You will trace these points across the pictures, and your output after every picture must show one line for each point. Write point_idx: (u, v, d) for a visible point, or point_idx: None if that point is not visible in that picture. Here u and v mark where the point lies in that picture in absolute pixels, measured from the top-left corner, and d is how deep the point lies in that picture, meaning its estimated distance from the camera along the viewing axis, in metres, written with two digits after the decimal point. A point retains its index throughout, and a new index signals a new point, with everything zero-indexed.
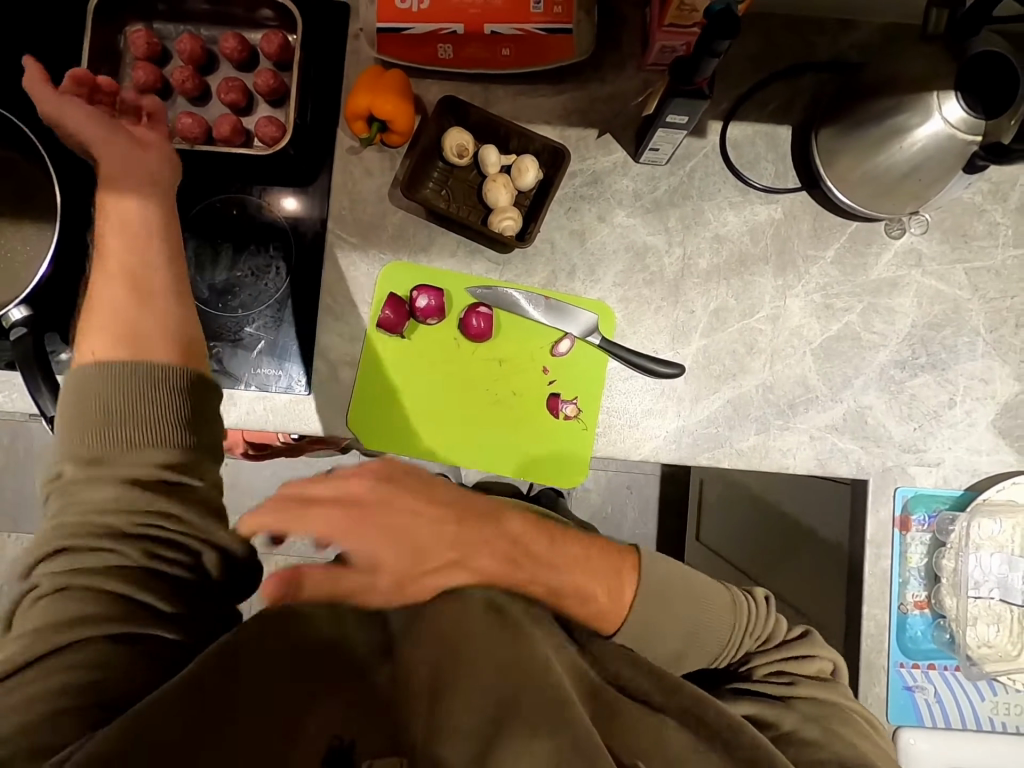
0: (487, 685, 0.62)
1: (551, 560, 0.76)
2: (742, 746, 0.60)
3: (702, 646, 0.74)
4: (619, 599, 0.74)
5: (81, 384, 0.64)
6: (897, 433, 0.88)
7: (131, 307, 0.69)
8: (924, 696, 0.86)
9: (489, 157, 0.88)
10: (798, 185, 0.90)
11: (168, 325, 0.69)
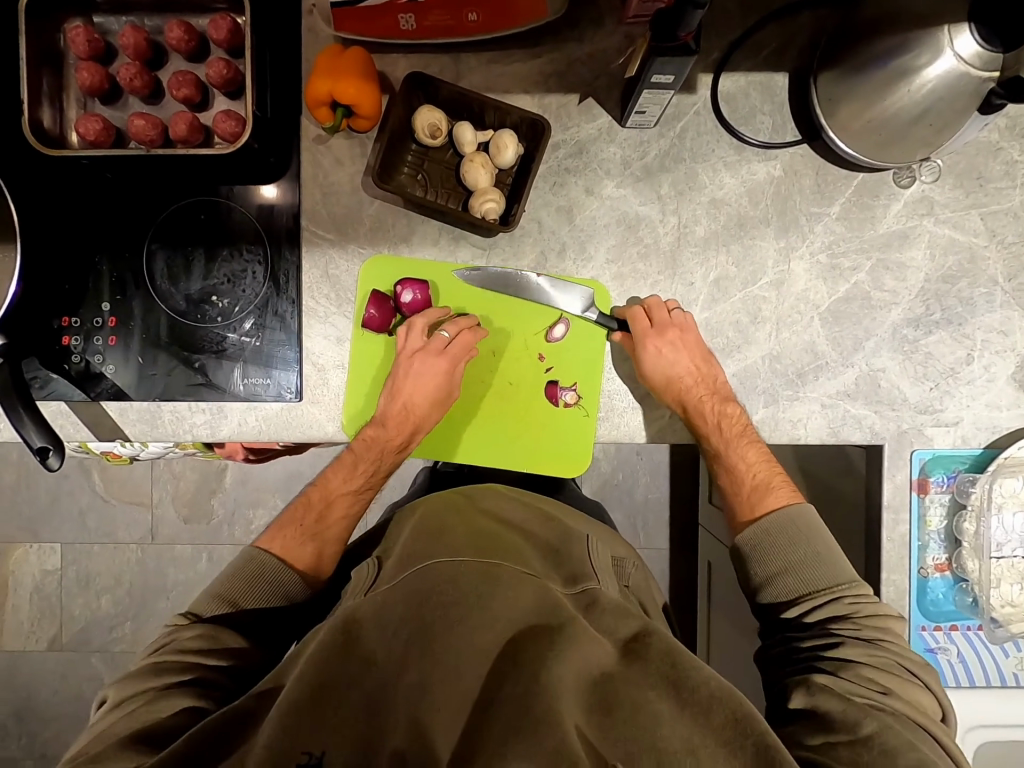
0: (457, 636, 0.58)
1: (732, 451, 0.85)
2: (718, 710, 0.55)
3: (791, 585, 0.80)
4: (759, 500, 0.86)
5: (249, 564, 0.82)
6: (912, 395, 0.85)
7: (348, 491, 0.88)
8: (946, 657, 0.86)
9: (464, 135, 0.82)
10: (798, 137, 0.84)
11: (352, 508, 0.89)
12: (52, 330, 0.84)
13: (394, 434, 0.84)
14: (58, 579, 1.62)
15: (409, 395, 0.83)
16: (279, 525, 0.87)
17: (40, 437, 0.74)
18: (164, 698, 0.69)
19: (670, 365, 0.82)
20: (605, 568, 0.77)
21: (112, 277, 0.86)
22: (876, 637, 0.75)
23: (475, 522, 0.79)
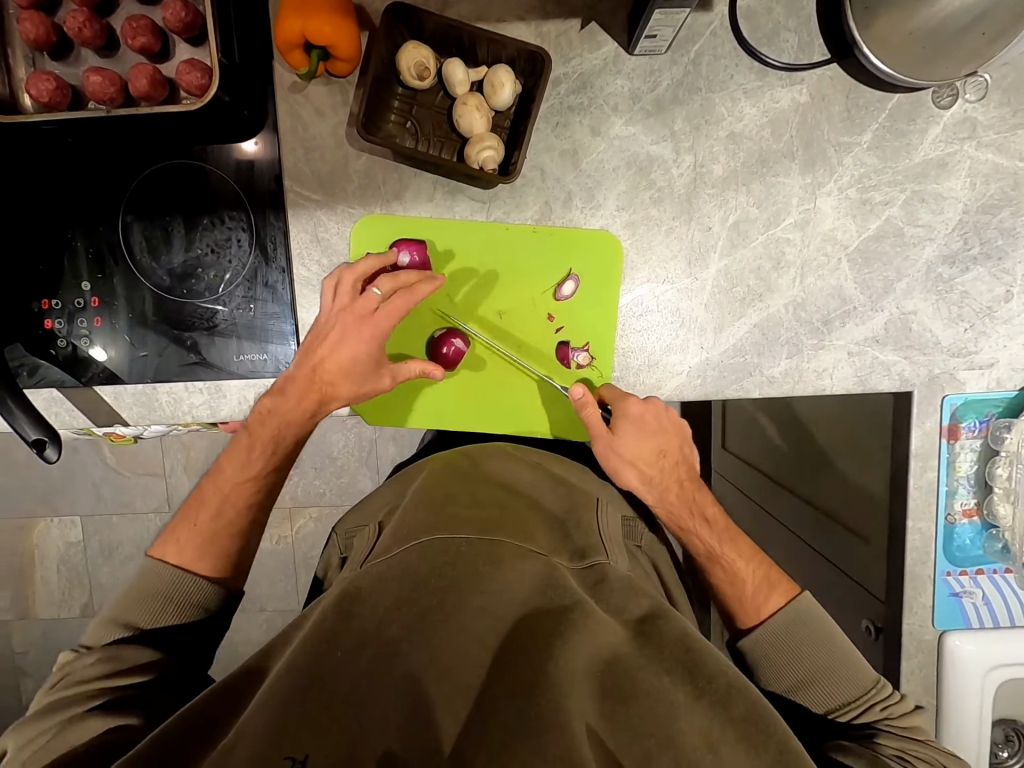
0: (457, 623, 0.57)
1: (719, 545, 0.76)
2: (737, 701, 0.53)
3: (815, 695, 0.71)
4: (762, 603, 0.74)
5: (150, 578, 0.71)
6: (944, 338, 0.80)
7: (242, 480, 0.75)
8: (971, 601, 0.86)
9: (456, 74, 0.74)
10: (826, 56, 0.75)
11: (252, 497, 0.75)
12: (32, 314, 0.79)
13: (296, 400, 0.74)
14: (81, 551, 1.64)
15: (327, 365, 0.73)
16: (169, 528, 0.75)
17: (35, 429, 0.71)
18: (77, 724, 0.61)
19: (651, 439, 0.78)
20: (615, 542, 0.74)
21: (89, 253, 0.80)
22: (909, 737, 0.68)
23: (478, 486, 0.76)
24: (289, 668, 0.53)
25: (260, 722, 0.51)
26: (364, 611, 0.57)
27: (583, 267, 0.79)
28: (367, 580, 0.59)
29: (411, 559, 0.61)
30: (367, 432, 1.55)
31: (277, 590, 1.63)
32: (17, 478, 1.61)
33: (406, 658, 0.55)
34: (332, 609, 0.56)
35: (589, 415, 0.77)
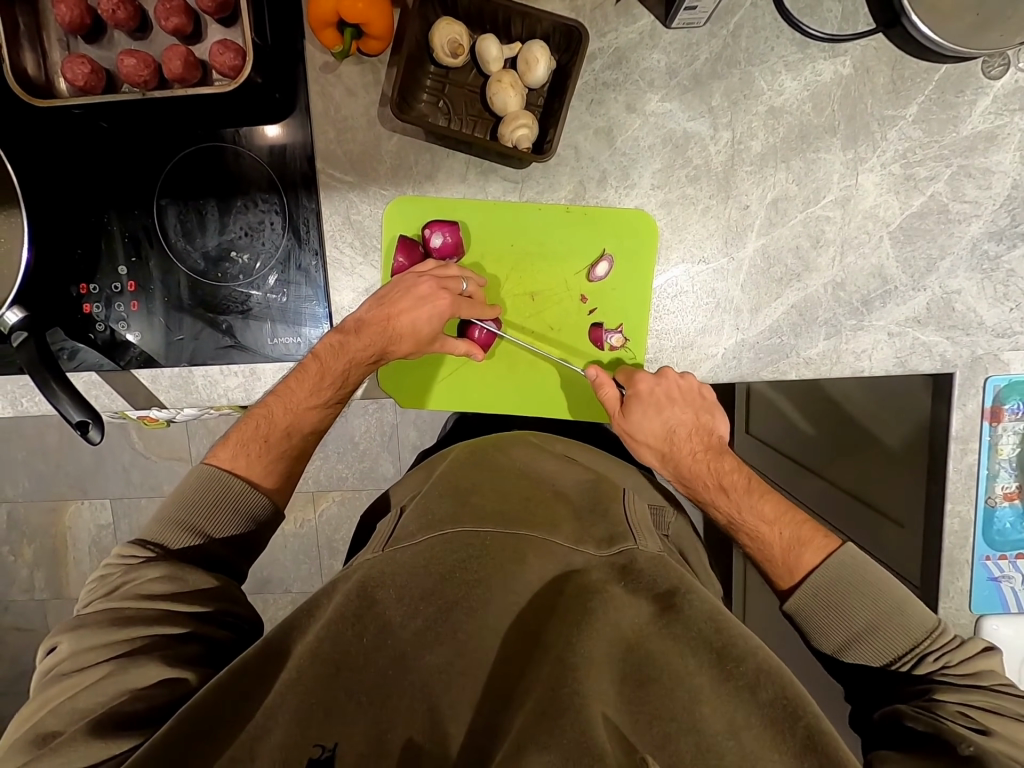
0: (481, 616, 0.57)
1: (744, 510, 0.76)
2: (765, 686, 0.50)
3: (869, 652, 0.66)
4: (796, 562, 0.72)
5: (206, 483, 0.73)
6: (989, 318, 0.78)
7: (308, 407, 0.78)
8: (1010, 585, 0.84)
9: (489, 51, 0.73)
10: (871, 27, 0.73)
11: (316, 421, 0.79)
12: (71, 298, 0.80)
13: (366, 344, 0.77)
14: (112, 533, 1.68)
15: (403, 317, 0.76)
16: (233, 440, 0.77)
17: (78, 411, 0.72)
18: (132, 667, 0.58)
19: (665, 419, 0.78)
20: (643, 526, 0.69)
21: (125, 238, 0.81)
22: (972, 685, 0.62)
23: (498, 472, 0.74)
24: (312, 655, 0.52)
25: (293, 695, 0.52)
26: (388, 602, 0.56)
27: (618, 248, 0.78)
28: (387, 569, 0.58)
29: (433, 549, 0.59)
30: (389, 418, 1.56)
31: (302, 573, 1.66)
32: (51, 462, 1.64)
33: (431, 653, 0.55)
34: (355, 593, 0.55)
35: (607, 393, 0.79)
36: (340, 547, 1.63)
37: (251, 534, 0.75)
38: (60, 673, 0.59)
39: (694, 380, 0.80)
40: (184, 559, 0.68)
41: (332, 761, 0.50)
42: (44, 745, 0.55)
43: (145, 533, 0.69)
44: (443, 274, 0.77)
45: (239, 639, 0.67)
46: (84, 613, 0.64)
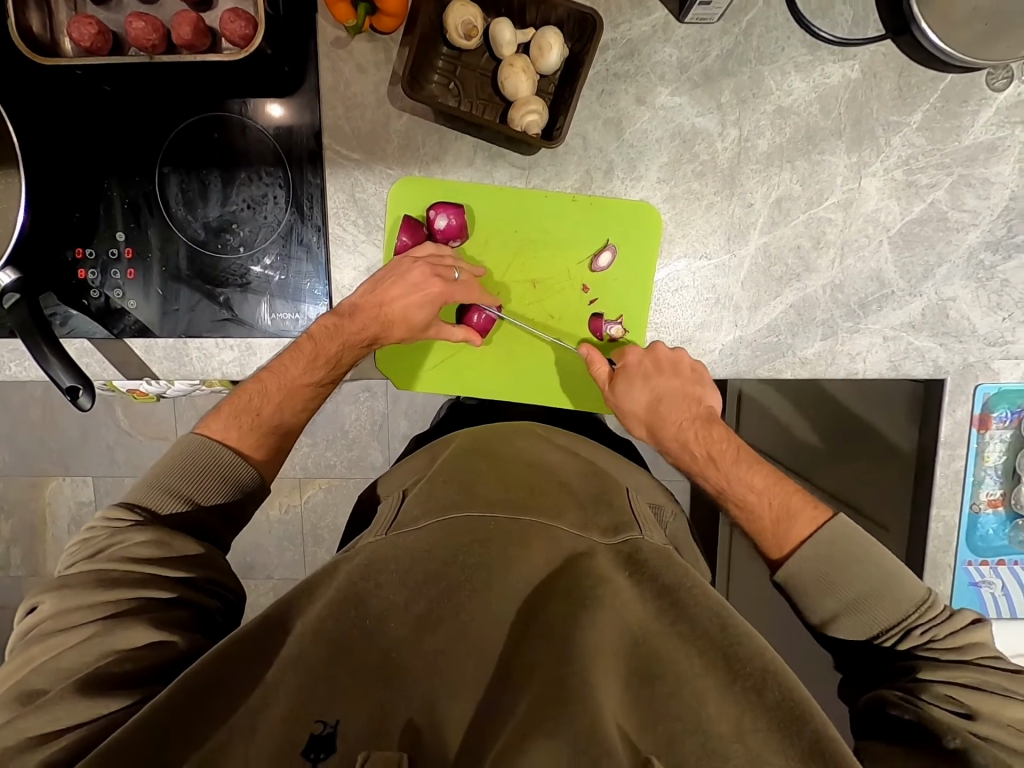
0: (487, 599, 0.59)
1: (732, 479, 0.77)
2: (772, 688, 0.52)
3: (857, 625, 0.67)
4: (785, 532, 0.73)
5: (194, 451, 0.72)
6: (982, 327, 0.80)
7: (301, 385, 0.77)
8: (990, 591, 0.86)
9: (503, 35, 0.73)
10: (881, 32, 0.74)
11: (308, 401, 0.79)
12: (67, 263, 0.79)
13: (361, 328, 0.77)
14: (93, 510, 1.65)
15: (395, 305, 0.76)
16: (224, 410, 0.76)
17: (69, 376, 0.71)
18: (120, 629, 0.58)
19: (655, 390, 0.77)
20: (648, 519, 0.71)
21: (125, 205, 0.80)
22: (959, 662, 0.62)
23: (501, 460, 0.75)
24: (314, 635, 0.54)
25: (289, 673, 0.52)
26: (389, 584, 0.58)
27: (622, 239, 0.79)
28: (393, 549, 0.60)
29: (439, 532, 0.62)
30: (379, 406, 1.55)
31: (284, 559, 1.64)
32: (33, 435, 1.62)
33: (434, 637, 0.56)
34: (359, 573, 0.58)
35: (598, 369, 0.79)
36: (324, 533, 1.62)
37: (235, 502, 0.73)
38: (44, 632, 0.58)
39: (686, 355, 0.79)
40: (173, 524, 0.67)
41: (334, 737, 0.50)
42: (27, 703, 0.54)
43: (132, 497, 0.68)
44: (438, 261, 0.77)
45: (228, 617, 0.67)
46: (68, 572, 0.62)
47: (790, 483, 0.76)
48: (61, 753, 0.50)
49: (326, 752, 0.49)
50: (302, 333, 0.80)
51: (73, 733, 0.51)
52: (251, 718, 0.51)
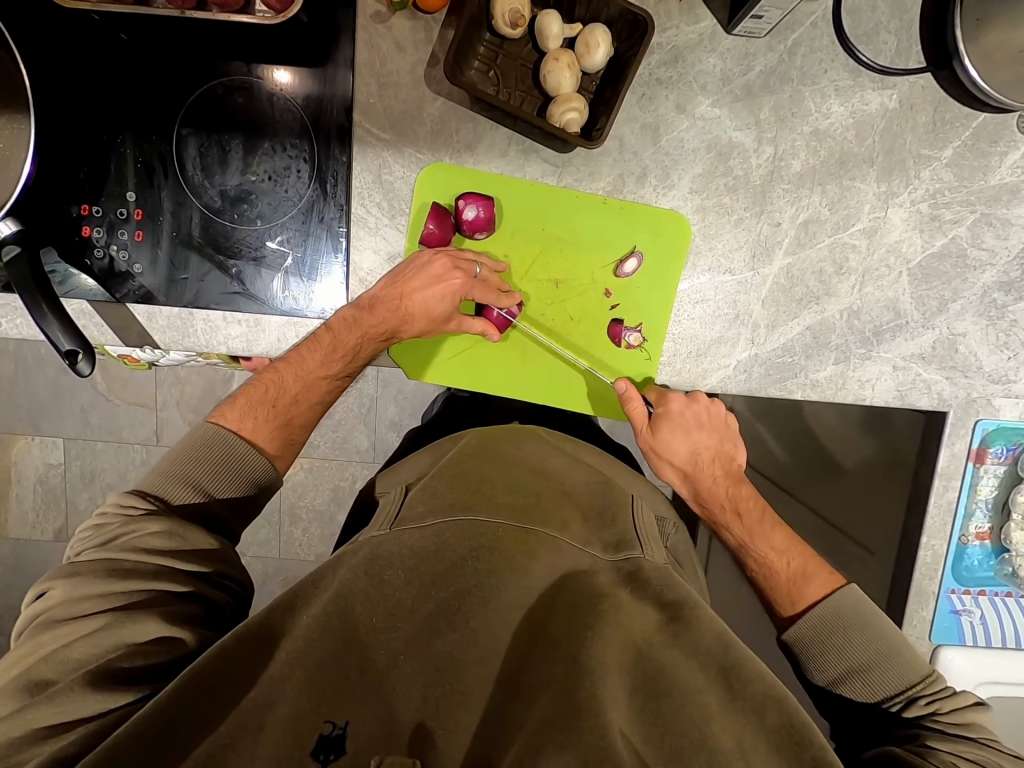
0: (491, 604, 0.58)
1: (755, 537, 0.78)
2: (773, 711, 0.53)
3: (863, 687, 0.68)
4: (799, 594, 0.74)
5: (211, 440, 0.70)
6: (987, 363, 0.81)
7: (320, 375, 0.77)
8: (969, 619, 0.88)
9: (550, 26, 0.71)
10: (922, 65, 0.75)
11: (325, 393, 0.78)
12: (70, 218, 0.75)
13: (380, 321, 0.76)
14: (61, 474, 1.57)
15: (415, 298, 0.75)
16: (241, 400, 0.75)
17: (69, 339, 0.66)
18: (130, 622, 0.57)
19: (690, 440, 0.81)
20: (651, 536, 0.70)
21: (138, 163, 0.76)
22: (962, 736, 0.64)
23: (508, 463, 0.74)
24: (317, 630, 0.53)
25: (298, 667, 0.52)
26: (396, 582, 0.57)
27: (649, 247, 0.78)
28: (397, 550, 0.58)
29: (444, 534, 0.60)
30: (369, 391, 1.52)
31: (258, 537, 1.59)
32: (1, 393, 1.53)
33: (444, 640, 0.56)
34: (363, 570, 0.56)
35: (633, 409, 0.79)
36: (302, 514, 1.58)
37: (251, 497, 0.72)
38: (53, 621, 0.57)
39: (722, 409, 0.84)
40: (184, 514, 0.66)
41: (343, 737, 0.51)
42: (37, 693, 0.54)
43: (143, 485, 0.67)
44: (460, 254, 0.77)
45: (236, 607, 0.66)
46: (76, 560, 0.61)
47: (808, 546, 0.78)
48: (78, 744, 0.50)
49: (336, 753, 0.50)
50: (319, 323, 0.78)
51: (83, 726, 0.51)
52: (258, 712, 0.51)
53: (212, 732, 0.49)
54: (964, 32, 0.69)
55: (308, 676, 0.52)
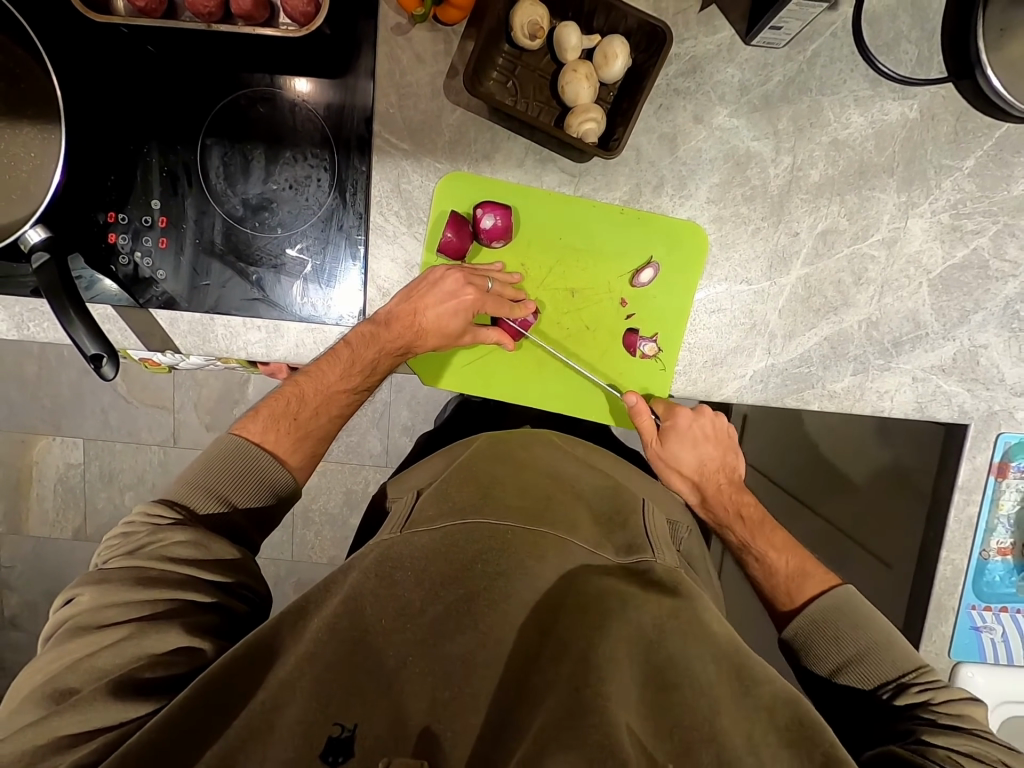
0: (501, 610, 0.58)
1: (755, 538, 0.80)
2: (783, 712, 0.53)
3: (858, 676, 0.68)
4: (798, 588, 0.75)
5: (233, 453, 0.72)
6: (1009, 376, 0.80)
7: (339, 390, 0.78)
8: (990, 636, 0.87)
9: (568, 38, 0.72)
10: (943, 75, 0.74)
11: (344, 406, 0.80)
12: (97, 226, 0.77)
13: (397, 337, 0.78)
14: (81, 474, 1.60)
15: (428, 314, 0.76)
16: (263, 414, 0.76)
17: (93, 344, 0.67)
18: (153, 633, 0.58)
19: (697, 452, 0.83)
20: (663, 540, 0.70)
21: (163, 172, 0.78)
22: (956, 726, 0.61)
23: (520, 467, 0.75)
24: (328, 636, 0.54)
25: (309, 672, 0.52)
26: (405, 584, 0.57)
27: (665, 257, 0.78)
28: (408, 551, 0.59)
29: (454, 536, 0.61)
30: (383, 396, 1.53)
31: (272, 540, 1.60)
32: (25, 394, 1.56)
33: (452, 642, 0.56)
34: (373, 571, 0.57)
35: (643, 420, 0.81)
36: (316, 517, 1.59)
37: (269, 507, 0.73)
38: (80, 628, 0.58)
39: (726, 423, 0.85)
40: (208, 526, 0.67)
41: (352, 741, 0.52)
42: (61, 702, 0.55)
43: (170, 493, 0.68)
44: (473, 270, 0.78)
45: (254, 614, 0.67)
46: (101, 568, 0.62)
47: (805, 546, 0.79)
48: (93, 756, 0.51)
49: (344, 755, 0.51)
50: (338, 339, 0.80)
51: (102, 738, 0.52)
52: (267, 715, 0.51)
53: (224, 734, 0.50)
54: (986, 42, 0.68)
55: (318, 677, 0.53)
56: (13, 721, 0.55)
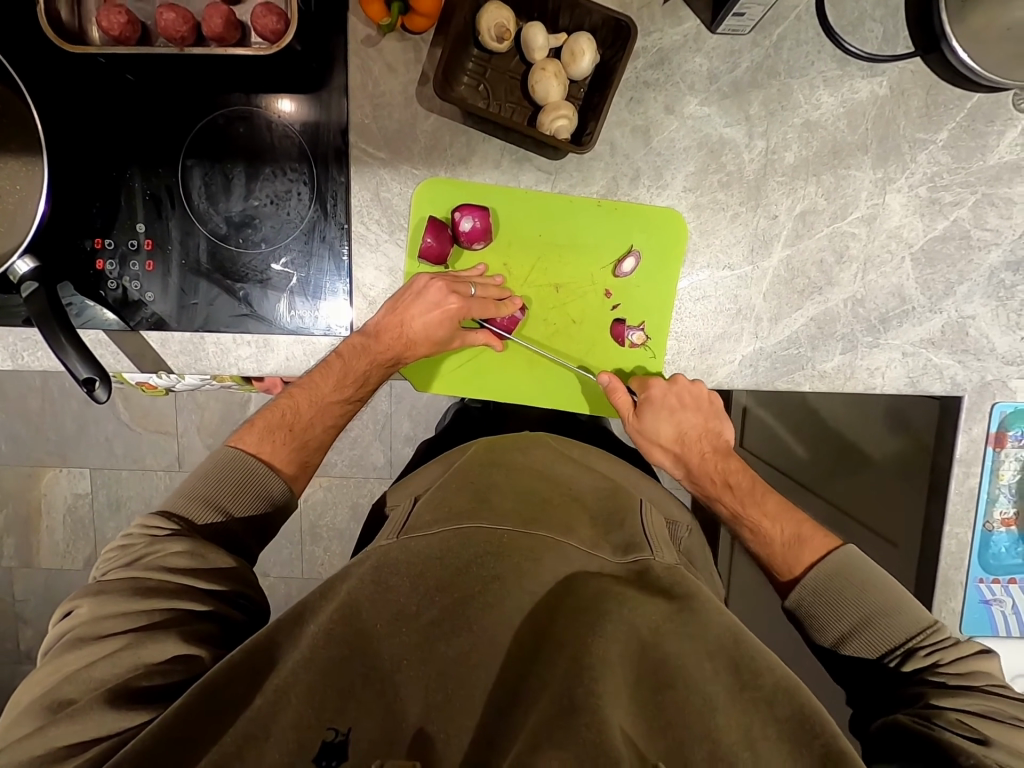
0: (496, 613, 0.58)
1: (745, 508, 0.79)
2: (782, 703, 0.52)
3: (865, 643, 0.67)
4: (796, 559, 0.74)
5: (231, 466, 0.73)
6: (1000, 345, 0.80)
7: (334, 400, 0.79)
8: (1000, 609, 0.86)
9: (535, 38, 0.73)
10: (911, 51, 0.75)
11: (338, 416, 0.81)
12: (84, 251, 0.78)
13: (387, 348, 0.79)
14: (89, 502, 1.61)
15: (415, 323, 0.77)
16: (259, 425, 0.77)
17: (85, 367, 0.67)
18: (150, 643, 0.58)
19: (675, 421, 0.81)
20: (660, 537, 0.70)
21: (146, 196, 0.79)
22: (966, 687, 0.61)
23: (516, 471, 0.75)
24: (325, 643, 0.54)
25: (307, 678, 0.53)
26: (400, 590, 0.58)
27: (646, 246, 0.79)
28: (401, 559, 0.59)
29: (448, 543, 0.61)
30: (382, 407, 1.53)
31: (280, 556, 1.61)
32: (30, 427, 1.58)
33: (448, 645, 0.56)
34: (369, 579, 0.57)
35: (619, 399, 0.80)
36: (323, 532, 1.60)
37: (267, 518, 0.74)
38: (79, 639, 0.58)
39: (705, 386, 0.82)
40: (205, 537, 0.68)
41: (345, 745, 0.51)
42: (58, 711, 0.55)
43: (169, 506, 0.69)
44: (456, 278, 0.78)
45: (253, 621, 0.67)
46: (101, 580, 0.63)
47: (799, 510, 0.78)
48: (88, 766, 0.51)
49: (338, 759, 0.51)
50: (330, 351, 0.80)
51: (97, 746, 0.52)
52: (263, 722, 0.51)
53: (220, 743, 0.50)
54: (950, 16, 0.69)
55: (313, 685, 0.53)
56: (13, 731, 0.55)
